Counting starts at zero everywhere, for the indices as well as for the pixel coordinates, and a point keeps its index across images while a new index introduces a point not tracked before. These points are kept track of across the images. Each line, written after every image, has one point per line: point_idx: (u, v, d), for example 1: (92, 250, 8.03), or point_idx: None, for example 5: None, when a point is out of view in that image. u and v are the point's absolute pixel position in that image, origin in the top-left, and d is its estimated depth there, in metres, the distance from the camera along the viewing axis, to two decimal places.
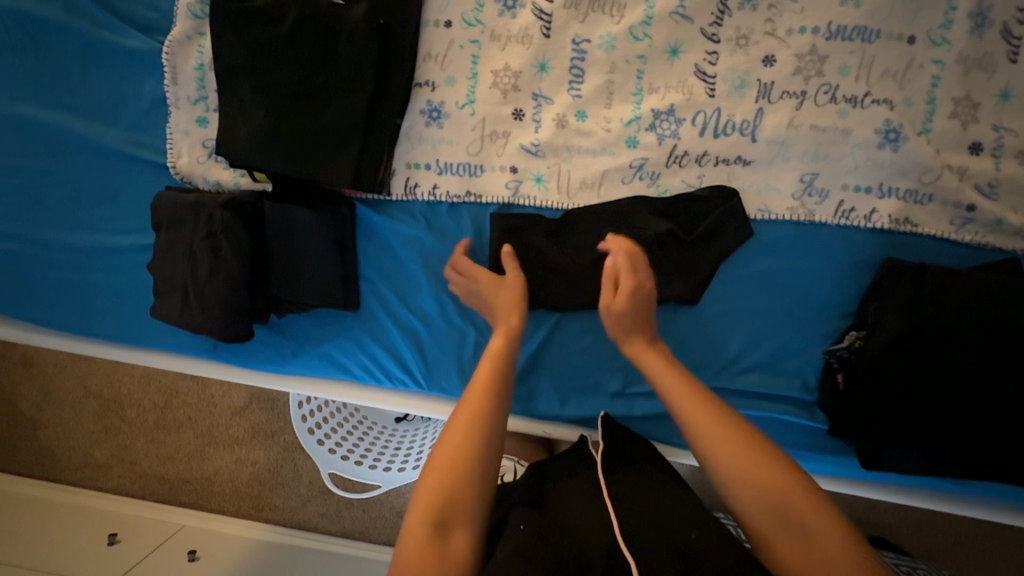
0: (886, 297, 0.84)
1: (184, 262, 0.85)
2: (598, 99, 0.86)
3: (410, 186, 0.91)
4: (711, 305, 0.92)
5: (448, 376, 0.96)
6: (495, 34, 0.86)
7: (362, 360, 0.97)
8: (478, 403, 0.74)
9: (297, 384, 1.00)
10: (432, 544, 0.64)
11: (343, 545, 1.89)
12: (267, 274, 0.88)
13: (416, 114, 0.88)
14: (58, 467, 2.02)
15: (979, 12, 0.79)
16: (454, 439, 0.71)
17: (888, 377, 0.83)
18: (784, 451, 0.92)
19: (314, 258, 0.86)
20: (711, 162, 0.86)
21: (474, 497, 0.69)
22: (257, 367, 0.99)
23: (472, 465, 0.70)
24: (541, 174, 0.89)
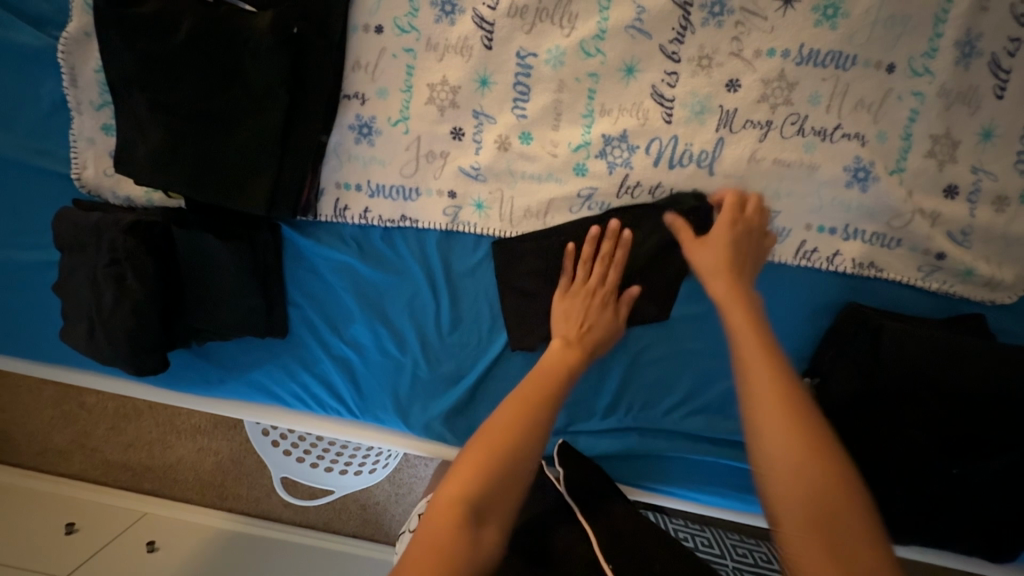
0: (841, 347, 0.80)
1: (88, 289, 0.79)
2: (545, 121, 0.78)
3: (340, 208, 0.83)
4: (659, 344, 0.86)
5: (383, 407, 0.91)
6: (432, 43, 0.77)
7: (293, 388, 0.92)
8: (530, 397, 0.62)
9: (224, 408, 0.95)
10: (461, 532, 0.53)
11: (308, 535, 1.89)
12: (182, 301, 0.83)
13: (345, 129, 0.80)
14: (19, 450, 1.99)
15: (967, 40, 0.71)
16: (501, 425, 0.59)
17: (834, 432, 0.79)
18: (730, 494, 0.90)
19: (232, 286, 0.81)
20: (665, 194, 0.79)
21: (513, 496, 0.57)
22: (181, 390, 0.94)
23: (524, 458, 0.58)
24: (482, 200, 0.82)
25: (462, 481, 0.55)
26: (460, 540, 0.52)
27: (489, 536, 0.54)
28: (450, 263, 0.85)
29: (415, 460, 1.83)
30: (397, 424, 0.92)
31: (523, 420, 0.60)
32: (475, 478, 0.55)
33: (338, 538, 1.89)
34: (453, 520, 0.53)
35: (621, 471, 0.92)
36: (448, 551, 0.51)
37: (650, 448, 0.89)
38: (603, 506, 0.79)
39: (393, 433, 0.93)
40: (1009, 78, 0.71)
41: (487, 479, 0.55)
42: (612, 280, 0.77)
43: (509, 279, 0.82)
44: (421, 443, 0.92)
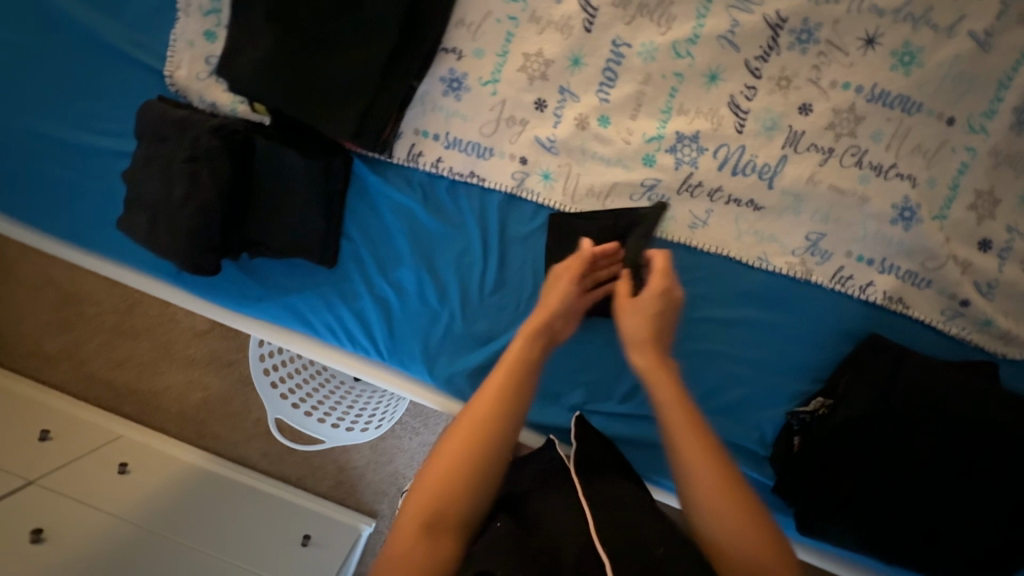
0: (859, 373, 0.84)
1: (160, 180, 0.81)
2: (625, 109, 0.83)
3: (413, 153, 0.87)
4: (687, 342, 0.91)
5: (411, 353, 0.93)
6: (536, 16, 0.81)
7: (328, 319, 0.94)
8: (490, 413, 0.67)
9: (254, 327, 0.97)
10: (422, 548, 0.61)
11: (280, 487, 1.88)
12: (246, 211, 0.85)
13: (436, 80, 0.84)
14: (5, 349, 1.97)
15: None
16: (461, 443, 0.65)
17: (838, 450, 0.83)
18: None
19: (298, 206, 0.83)
20: (722, 199, 0.85)
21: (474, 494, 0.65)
22: (217, 302, 0.95)
23: (476, 472, 0.65)
24: (550, 172, 0.86)
25: (426, 503, 0.63)
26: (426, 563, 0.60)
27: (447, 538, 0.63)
28: (505, 227, 0.89)
29: (401, 432, 1.84)
30: (422, 373, 0.94)
31: (481, 433, 0.66)
32: (434, 503, 0.63)
33: (308, 496, 1.88)
34: (416, 542, 0.61)
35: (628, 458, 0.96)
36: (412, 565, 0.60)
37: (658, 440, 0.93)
38: (605, 479, 0.79)
39: (415, 381, 0.95)
40: None
41: (440, 502, 0.63)
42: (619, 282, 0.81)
43: (562, 251, 0.86)
44: (441, 395, 0.94)
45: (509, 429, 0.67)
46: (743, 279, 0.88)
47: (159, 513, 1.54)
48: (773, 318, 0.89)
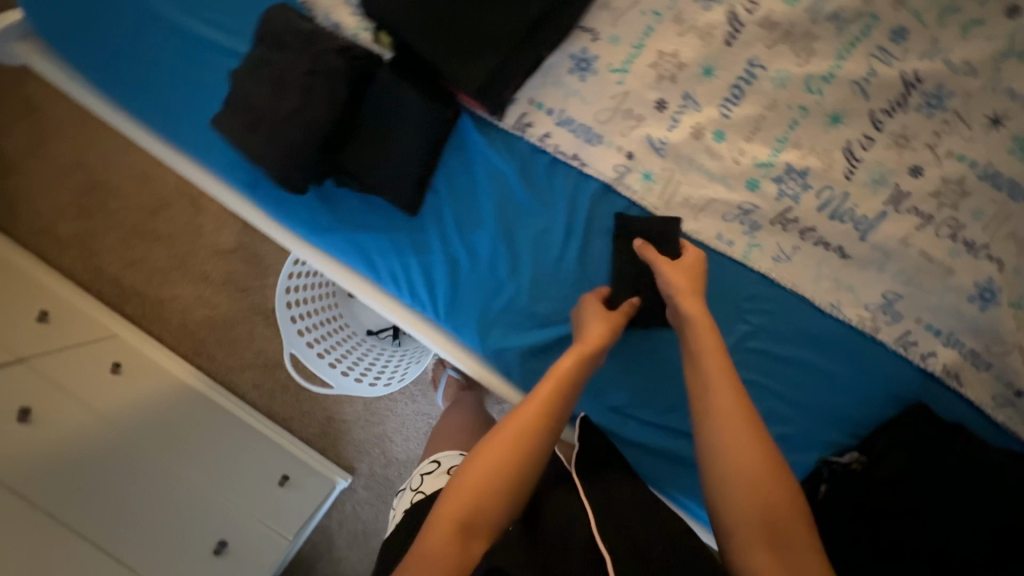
0: (903, 438, 0.85)
1: (270, 87, 0.80)
2: (742, 129, 0.83)
3: (522, 122, 0.86)
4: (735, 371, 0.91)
5: (468, 319, 0.92)
6: (680, 18, 0.81)
7: (394, 266, 0.92)
8: (532, 418, 0.67)
9: (313, 257, 0.94)
10: (461, 544, 0.59)
11: (263, 423, 1.85)
12: (346, 139, 0.83)
13: (565, 56, 0.84)
14: (16, 222, 1.91)
15: None
16: (504, 443, 0.65)
17: (866, 506, 0.85)
18: None
19: (402, 145, 0.82)
20: (812, 240, 0.86)
21: (513, 498, 0.63)
22: (285, 223, 0.94)
23: (524, 474, 0.64)
24: (652, 173, 0.86)
25: (466, 498, 0.61)
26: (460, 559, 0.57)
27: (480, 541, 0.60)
28: (595, 219, 0.88)
29: (399, 396, 1.84)
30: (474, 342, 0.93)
31: (529, 431, 0.66)
32: (477, 495, 0.62)
33: (289, 438, 1.86)
34: (449, 539, 0.58)
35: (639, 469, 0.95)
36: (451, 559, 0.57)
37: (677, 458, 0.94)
38: (611, 480, 0.78)
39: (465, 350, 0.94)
40: None
41: (479, 498, 0.62)
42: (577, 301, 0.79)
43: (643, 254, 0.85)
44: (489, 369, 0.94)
45: (550, 432, 0.67)
46: (810, 320, 0.89)
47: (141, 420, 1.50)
48: (828, 365, 0.89)
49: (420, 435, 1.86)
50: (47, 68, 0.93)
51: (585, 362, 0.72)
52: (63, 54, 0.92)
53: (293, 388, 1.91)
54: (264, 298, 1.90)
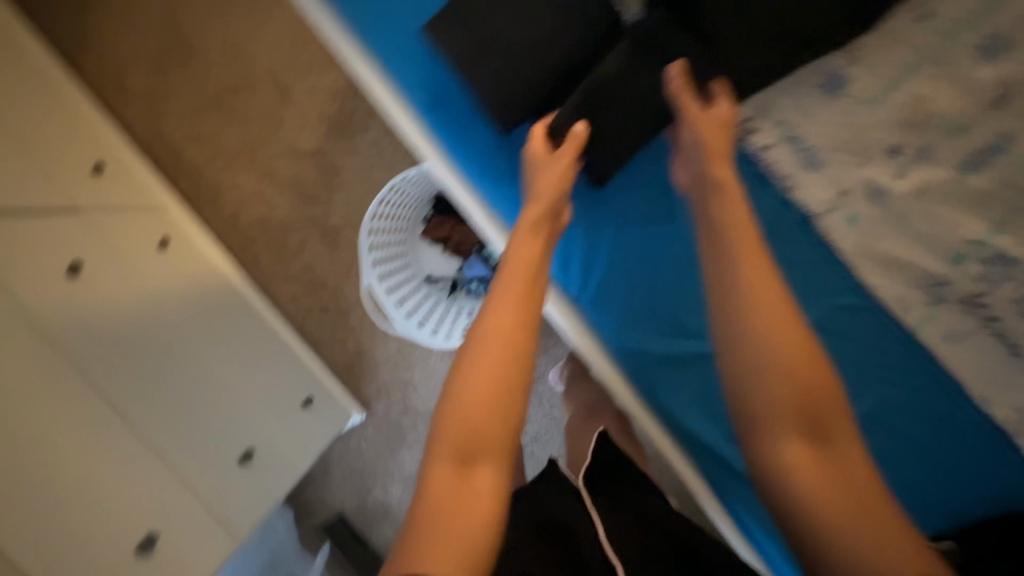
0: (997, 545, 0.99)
1: (533, 54, 1.06)
2: (962, 198, 1.00)
3: (749, 132, 1.09)
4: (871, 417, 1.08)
5: (613, 299, 1.19)
6: (958, 72, 0.96)
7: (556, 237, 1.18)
8: (505, 360, 0.81)
9: (482, 209, 1.18)
10: (456, 478, 0.74)
11: (295, 339, 1.83)
12: (562, 110, 1.10)
13: (815, 84, 1.05)
14: (87, 57, 1.78)
15: None
16: (479, 379, 0.79)
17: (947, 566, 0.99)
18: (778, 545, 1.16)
19: (619, 124, 1.07)
20: (988, 314, 1.01)
21: (485, 402, 0.79)
22: (468, 173, 1.19)
23: (516, 390, 0.80)
24: (856, 217, 1.07)
25: (461, 424, 0.78)
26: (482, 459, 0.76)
27: (483, 465, 0.76)
28: (780, 225, 1.11)
29: (436, 347, 1.89)
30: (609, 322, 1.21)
31: (494, 367, 0.80)
32: (477, 420, 0.77)
33: (315, 360, 1.85)
34: (452, 473, 0.75)
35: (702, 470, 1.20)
36: (455, 498, 0.73)
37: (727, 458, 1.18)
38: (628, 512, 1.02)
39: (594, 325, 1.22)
40: None
41: (466, 439, 0.77)
42: (572, 152, 0.98)
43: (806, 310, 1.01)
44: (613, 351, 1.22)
45: (524, 364, 0.82)
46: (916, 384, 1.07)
47: (180, 307, 1.46)
48: (945, 444, 1.06)
49: (445, 390, 1.92)
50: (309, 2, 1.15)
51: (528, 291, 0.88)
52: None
53: (332, 311, 1.90)
54: (326, 214, 1.85)
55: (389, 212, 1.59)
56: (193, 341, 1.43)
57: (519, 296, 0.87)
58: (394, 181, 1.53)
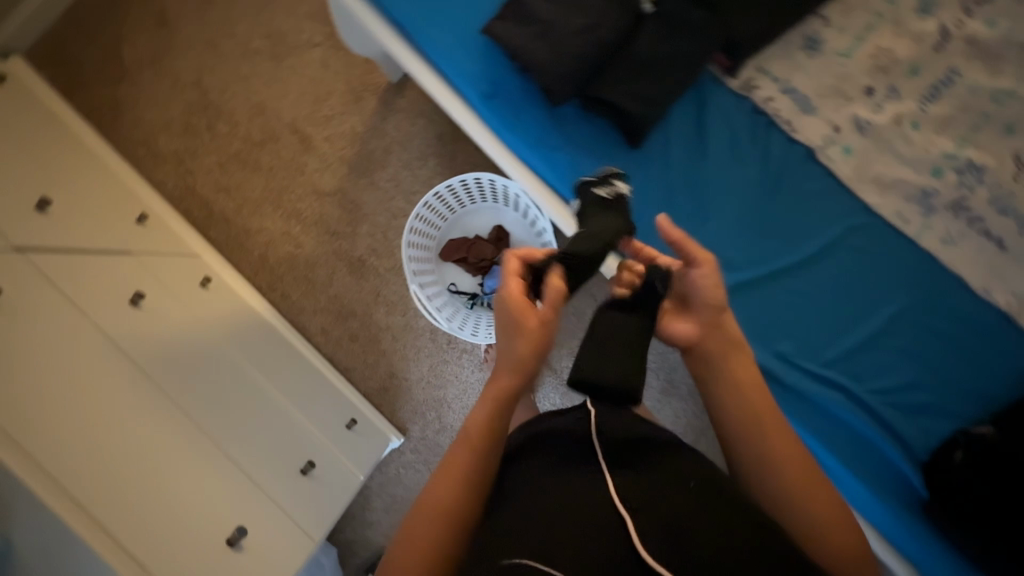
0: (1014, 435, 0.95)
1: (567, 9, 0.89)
2: (935, 125, 1.00)
3: (751, 83, 1.02)
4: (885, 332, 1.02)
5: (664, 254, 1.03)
6: (896, 25, 1.01)
7: None
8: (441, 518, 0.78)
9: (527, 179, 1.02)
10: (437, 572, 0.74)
11: (327, 368, 1.87)
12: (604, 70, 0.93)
13: (800, 35, 1.03)
14: (115, 127, 1.88)
15: None
16: (442, 498, 0.80)
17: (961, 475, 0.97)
18: (854, 459, 1.03)
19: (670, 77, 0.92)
20: (981, 232, 0.99)
21: (444, 506, 0.79)
22: (513, 144, 1.02)
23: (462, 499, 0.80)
24: (917, 125, 1.00)
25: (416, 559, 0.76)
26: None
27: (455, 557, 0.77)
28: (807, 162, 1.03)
29: (465, 361, 1.92)
30: None
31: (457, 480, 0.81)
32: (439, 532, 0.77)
33: (349, 385, 1.90)
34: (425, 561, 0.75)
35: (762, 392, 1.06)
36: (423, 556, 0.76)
37: (832, 399, 1.01)
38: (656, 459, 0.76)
39: None
40: None
41: (450, 526, 0.78)
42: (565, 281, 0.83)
43: (847, 211, 1.02)
44: None
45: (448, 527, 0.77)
46: (938, 285, 1.01)
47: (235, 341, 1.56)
48: (971, 311, 1.01)
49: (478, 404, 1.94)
50: None
51: (467, 474, 0.81)
52: None
53: (361, 338, 1.93)
54: (352, 246, 1.91)
55: (422, 229, 1.74)
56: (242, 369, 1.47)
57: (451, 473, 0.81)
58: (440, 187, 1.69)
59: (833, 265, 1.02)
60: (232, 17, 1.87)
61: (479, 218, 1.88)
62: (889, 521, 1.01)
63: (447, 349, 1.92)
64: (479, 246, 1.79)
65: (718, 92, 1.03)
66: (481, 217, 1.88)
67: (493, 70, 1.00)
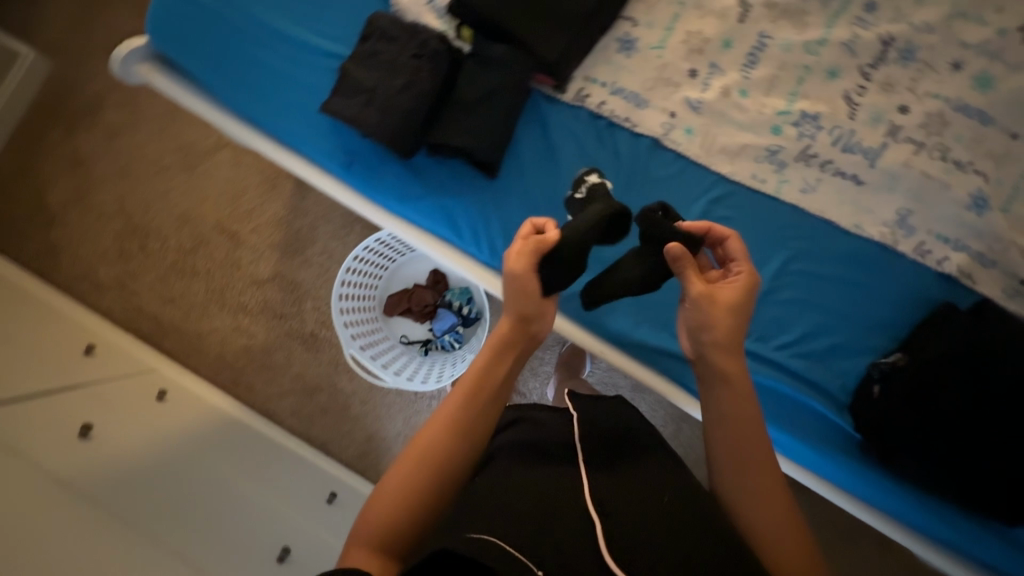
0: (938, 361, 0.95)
1: (381, 72, 0.94)
2: (762, 86, 1.03)
3: (582, 94, 1.04)
4: (778, 290, 1.04)
5: None
6: (700, 5, 1.03)
7: (477, 226, 1.05)
8: (416, 488, 0.70)
9: (402, 228, 1.05)
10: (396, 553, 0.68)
11: (303, 447, 1.87)
12: (438, 118, 0.97)
13: (612, 39, 1.04)
14: (57, 266, 1.98)
15: (975, 141, 1.00)
16: (421, 461, 0.71)
17: (886, 408, 0.98)
18: (785, 419, 1.04)
19: (498, 110, 0.96)
20: (832, 171, 1.02)
21: (428, 474, 0.71)
22: (380, 200, 1.06)
23: (446, 471, 0.72)
24: (746, 91, 1.03)
25: (383, 508, 0.68)
26: (388, 548, 0.67)
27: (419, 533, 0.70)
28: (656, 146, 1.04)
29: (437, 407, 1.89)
30: None
31: (444, 446, 0.72)
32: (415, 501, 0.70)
33: (327, 459, 1.88)
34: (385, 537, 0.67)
35: (680, 377, 1.08)
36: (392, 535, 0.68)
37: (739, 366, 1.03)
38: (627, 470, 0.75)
39: None
40: None
41: (427, 495, 0.70)
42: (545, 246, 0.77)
43: (705, 188, 1.05)
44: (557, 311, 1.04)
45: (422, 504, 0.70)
46: (813, 232, 1.04)
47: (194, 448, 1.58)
48: (853, 250, 1.03)
49: None
50: (158, 80, 1.06)
51: (451, 440, 0.72)
52: (180, 64, 1.06)
53: (330, 410, 1.92)
54: (301, 323, 1.94)
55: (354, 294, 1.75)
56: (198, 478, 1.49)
57: (433, 445, 0.72)
58: (358, 249, 1.71)
59: None
60: (142, 143, 2.01)
61: (413, 267, 1.91)
62: (825, 465, 1.03)
63: (415, 400, 1.89)
64: (419, 293, 1.82)
65: (556, 108, 1.05)
66: (414, 266, 1.91)
67: (345, 139, 1.06)
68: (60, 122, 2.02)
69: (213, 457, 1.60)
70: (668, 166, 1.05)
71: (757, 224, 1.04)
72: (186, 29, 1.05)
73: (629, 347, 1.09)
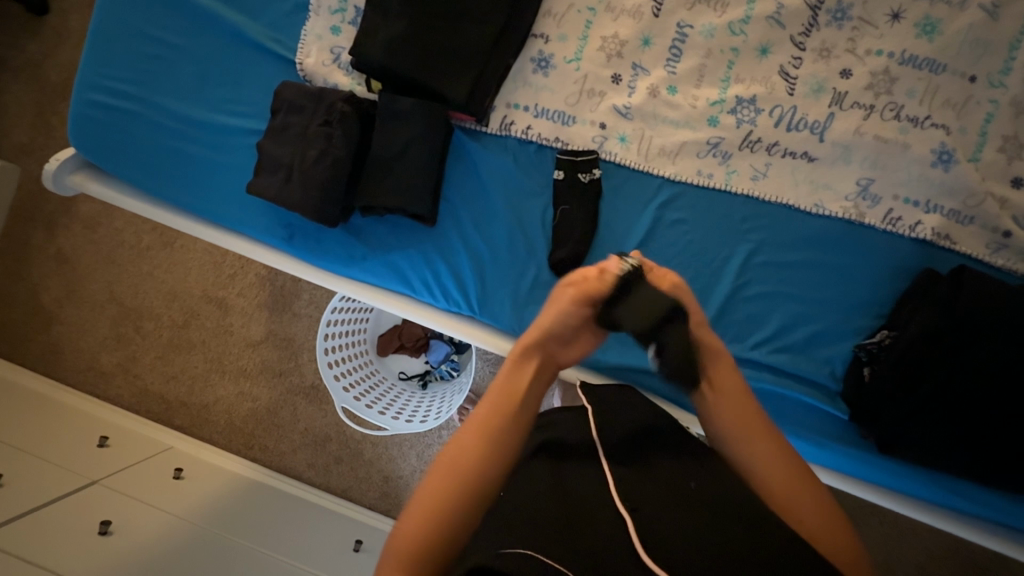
0: (929, 339, 0.87)
1: (295, 144, 0.94)
2: (690, 79, 0.98)
3: (506, 123, 1.01)
4: (744, 287, 0.99)
5: (502, 305, 1.01)
6: (611, 6, 0.98)
7: (426, 275, 1.02)
8: (452, 496, 0.65)
9: (355, 289, 1.04)
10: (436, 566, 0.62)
11: (324, 498, 1.90)
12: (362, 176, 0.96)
13: (527, 60, 1.01)
14: (63, 364, 2.05)
15: (930, 91, 0.92)
16: (456, 466, 0.67)
17: (885, 391, 0.90)
18: (783, 420, 0.99)
19: (418, 158, 0.94)
20: (780, 152, 0.97)
21: (464, 483, 0.66)
22: (325, 266, 1.05)
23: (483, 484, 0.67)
24: (674, 86, 0.98)
25: (418, 518, 0.63)
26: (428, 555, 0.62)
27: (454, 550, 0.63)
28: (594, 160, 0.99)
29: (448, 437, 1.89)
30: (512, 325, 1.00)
31: (478, 452, 0.68)
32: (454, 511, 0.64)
33: (351, 505, 1.90)
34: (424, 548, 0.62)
35: (666, 392, 1.05)
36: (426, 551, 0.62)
37: None
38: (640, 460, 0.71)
39: (504, 334, 1.01)
40: (1012, 152, 0.92)
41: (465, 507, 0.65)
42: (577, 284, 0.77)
43: (651, 194, 1.00)
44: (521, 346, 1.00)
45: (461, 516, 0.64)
46: (770, 220, 0.98)
47: (220, 517, 1.60)
48: (817, 231, 0.97)
49: None
50: (90, 185, 1.06)
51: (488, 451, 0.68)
52: (107, 167, 1.06)
53: (344, 457, 1.94)
54: (301, 377, 1.96)
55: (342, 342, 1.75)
56: (226, 546, 1.50)
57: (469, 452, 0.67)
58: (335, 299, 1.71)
59: (666, 244, 1.00)
60: (118, 229, 2.03)
61: None
62: (826, 456, 0.98)
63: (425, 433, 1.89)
64: (409, 329, 1.81)
65: (482, 143, 1.02)
66: None
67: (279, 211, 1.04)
68: (40, 223, 2.06)
69: (236, 524, 1.60)
70: (608, 179, 1.01)
71: (712, 222, 0.99)
72: (106, 133, 1.05)
73: (608, 370, 1.06)
